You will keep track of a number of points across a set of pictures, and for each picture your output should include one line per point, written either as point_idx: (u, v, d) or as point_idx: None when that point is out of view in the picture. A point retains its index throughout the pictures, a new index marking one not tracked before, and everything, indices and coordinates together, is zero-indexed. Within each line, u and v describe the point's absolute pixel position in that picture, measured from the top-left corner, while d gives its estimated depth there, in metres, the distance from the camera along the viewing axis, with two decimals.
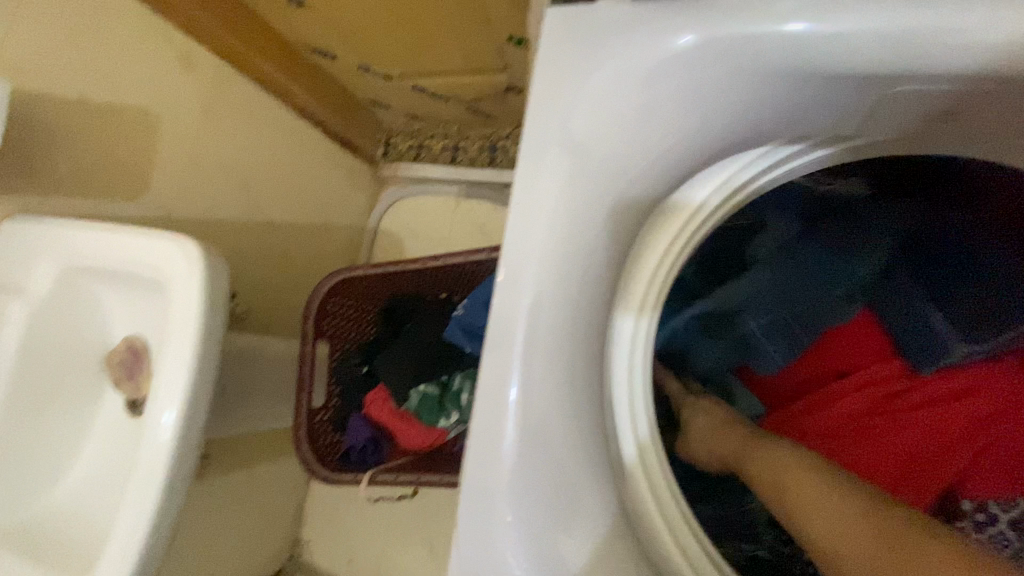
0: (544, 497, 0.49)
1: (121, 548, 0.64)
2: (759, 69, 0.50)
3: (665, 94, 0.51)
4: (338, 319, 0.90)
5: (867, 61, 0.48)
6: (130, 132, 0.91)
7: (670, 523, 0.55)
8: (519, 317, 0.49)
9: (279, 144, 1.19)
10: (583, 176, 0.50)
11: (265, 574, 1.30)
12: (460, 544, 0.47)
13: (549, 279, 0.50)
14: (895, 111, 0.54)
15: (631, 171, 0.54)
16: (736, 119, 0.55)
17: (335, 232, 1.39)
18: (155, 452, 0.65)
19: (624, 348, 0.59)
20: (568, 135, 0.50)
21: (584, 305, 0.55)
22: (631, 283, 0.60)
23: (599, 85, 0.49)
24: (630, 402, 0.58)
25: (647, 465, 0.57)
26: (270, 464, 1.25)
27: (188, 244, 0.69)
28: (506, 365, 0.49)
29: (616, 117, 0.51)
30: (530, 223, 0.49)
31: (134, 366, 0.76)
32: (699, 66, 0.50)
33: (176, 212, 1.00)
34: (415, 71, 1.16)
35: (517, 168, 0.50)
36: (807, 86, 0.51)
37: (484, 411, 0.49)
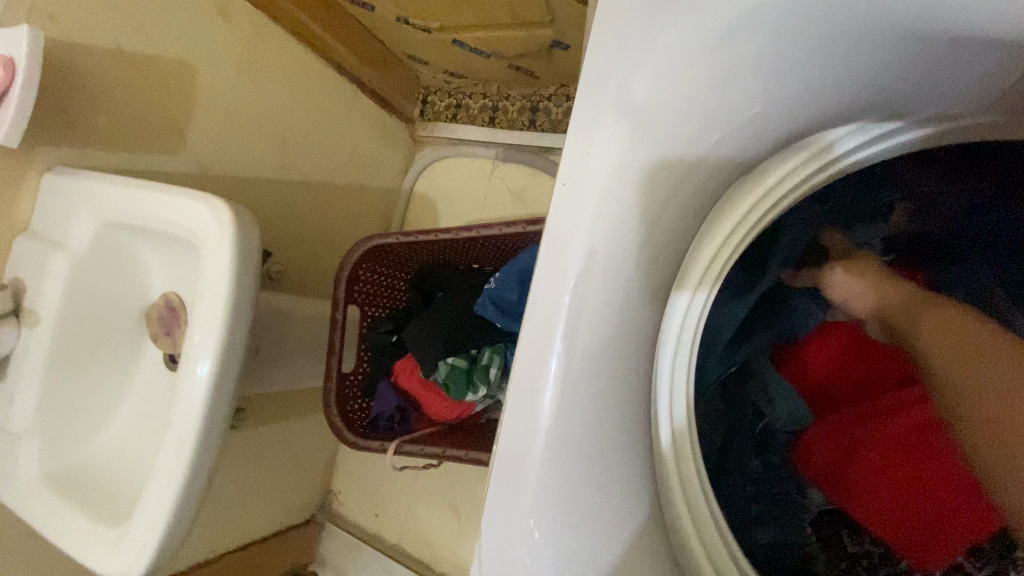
0: (575, 497, 0.46)
1: (157, 497, 0.66)
2: (861, 29, 0.43)
3: (742, 61, 0.45)
4: (370, 286, 0.89)
5: (999, 22, 0.41)
6: (166, 85, 0.89)
7: (698, 525, 0.51)
8: (560, 304, 0.45)
9: (315, 99, 1.16)
10: (641, 152, 0.45)
11: (297, 520, 1.36)
12: (483, 539, 0.45)
13: (600, 267, 0.46)
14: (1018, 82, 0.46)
15: (697, 146, 0.48)
16: (826, 89, 0.49)
17: (370, 193, 1.36)
18: (190, 407, 0.66)
19: (673, 336, 0.54)
20: (629, 107, 0.44)
21: (634, 292, 0.50)
22: (690, 267, 0.54)
23: (668, 49, 0.43)
24: (669, 394, 0.54)
25: (682, 466, 0.53)
26: (305, 419, 1.29)
27: (219, 205, 0.68)
28: (542, 358, 0.45)
29: (686, 88, 0.45)
30: (583, 204, 0.44)
31: (172, 322, 0.77)
32: (788, 26, 0.43)
33: (212, 168, 0.99)
34: (456, 25, 1.09)
35: (565, 143, 0.45)
36: (915, 50, 0.45)
37: (514, 404, 0.46)
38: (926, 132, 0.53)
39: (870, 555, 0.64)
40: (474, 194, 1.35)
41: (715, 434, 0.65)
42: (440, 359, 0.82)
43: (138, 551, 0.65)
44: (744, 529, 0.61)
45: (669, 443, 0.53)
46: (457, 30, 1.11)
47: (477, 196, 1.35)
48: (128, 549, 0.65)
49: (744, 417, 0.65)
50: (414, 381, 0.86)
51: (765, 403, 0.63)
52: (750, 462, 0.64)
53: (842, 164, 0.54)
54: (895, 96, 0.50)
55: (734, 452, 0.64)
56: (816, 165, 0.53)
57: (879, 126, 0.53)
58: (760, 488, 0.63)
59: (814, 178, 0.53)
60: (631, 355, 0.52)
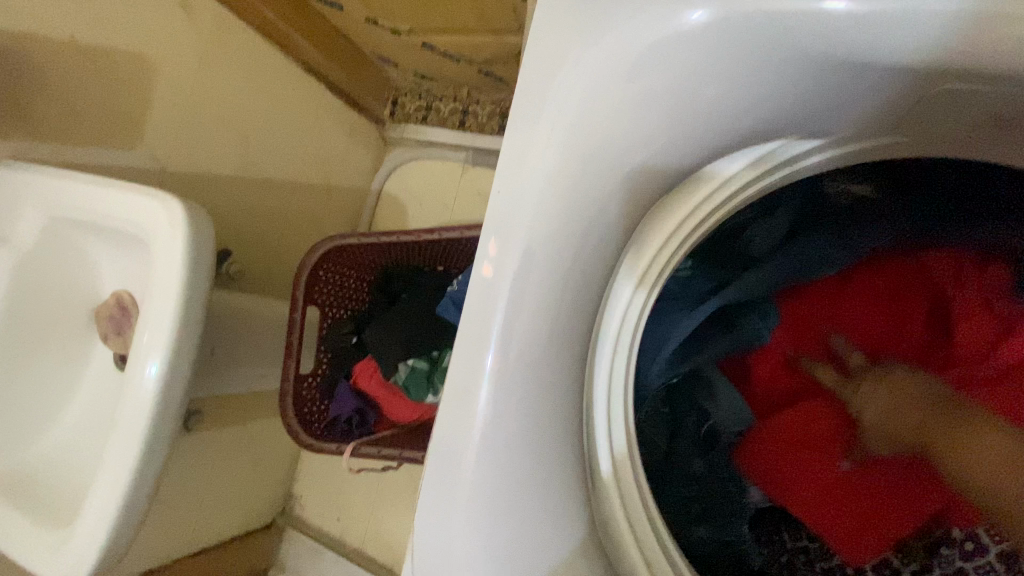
0: (517, 500, 0.47)
1: (101, 500, 0.64)
2: (782, 53, 0.43)
3: (670, 76, 0.44)
4: (331, 286, 0.89)
5: (895, 49, 0.40)
6: (122, 79, 0.87)
7: (637, 536, 0.53)
8: (493, 304, 0.46)
9: (281, 98, 1.15)
10: (575, 161, 0.46)
11: (257, 524, 1.34)
12: (424, 536, 0.47)
13: (540, 269, 0.47)
14: (938, 113, 0.45)
15: (631, 160, 0.48)
16: (752, 106, 0.47)
17: (337, 193, 1.35)
18: (138, 409, 0.65)
19: (609, 342, 0.57)
20: (564, 114, 0.45)
21: (571, 293, 0.51)
22: (636, 256, 0.55)
23: (599, 63, 0.44)
24: (609, 410, 0.56)
25: (622, 482, 0.55)
26: (267, 420, 1.27)
27: (173, 203, 0.67)
28: (482, 349, 0.46)
29: (617, 100, 0.45)
30: (518, 205, 0.46)
31: (122, 321, 0.75)
32: (703, 42, 0.42)
33: (171, 164, 0.97)
34: (426, 29, 1.10)
35: (503, 145, 0.47)
36: (833, 76, 0.44)
37: (451, 404, 0.47)
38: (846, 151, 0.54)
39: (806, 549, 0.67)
40: (444, 197, 1.36)
41: (661, 436, 0.65)
42: (399, 361, 0.82)
43: (79, 555, 0.63)
44: (687, 529, 0.63)
45: (609, 466, 0.55)
46: (427, 33, 1.11)
47: (446, 198, 1.36)
48: (69, 554, 0.64)
49: (688, 418, 0.66)
50: (373, 383, 0.85)
51: (708, 402, 0.65)
52: (695, 463, 0.65)
53: (794, 167, 0.55)
54: (817, 119, 0.49)
55: (681, 454, 0.65)
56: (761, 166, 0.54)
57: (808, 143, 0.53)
58: (706, 490, 0.64)
59: (758, 185, 0.55)
60: (570, 358, 0.54)
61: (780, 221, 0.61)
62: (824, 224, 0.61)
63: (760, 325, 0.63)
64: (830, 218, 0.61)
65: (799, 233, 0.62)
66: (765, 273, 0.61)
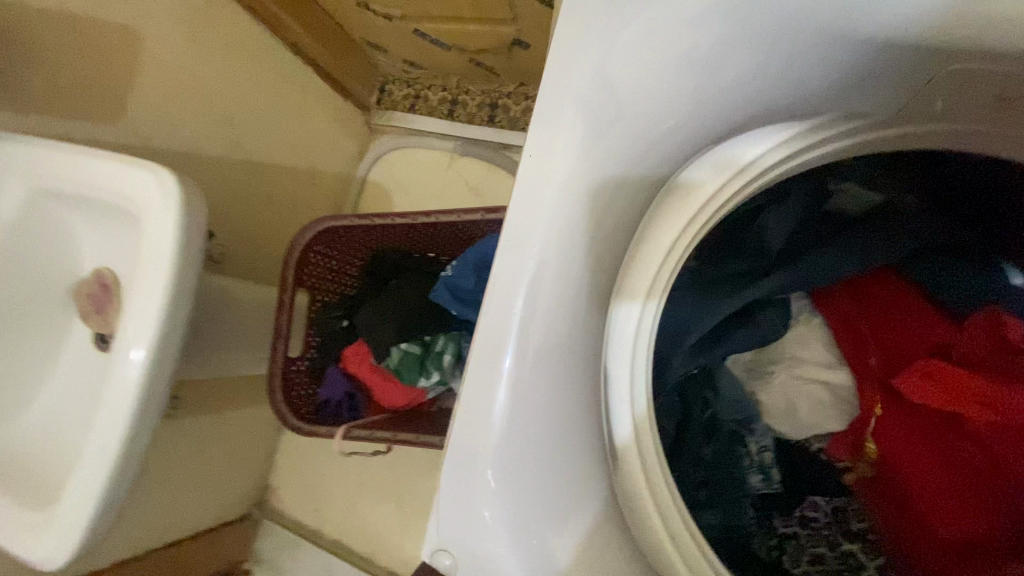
0: (531, 467, 0.49)
1: (85, 483, 0.62)
2: (802, 29, 0.46)
3: (702, 48, 0.47)
4: (320, 270, 0.88)
5: (902, 23, 0.44)
6: (106, 52, 0.84)
7: (661, 507, 0.51)
8: (520, 276, 0.47)
9: (268, 79, 1.13)
10: (602, 139, 0.48)
11: (231, 516, 1.31)
12: (441, 509, 0.46)
13: (563, 240, 0.48)
14: (937, 93, 0.49)
15: (657, 133, 0.51)
16: (762, 88, 0.51)
17: (321, 179, 1.33)
18: (123, 389, 0.63)
19: (628, 325, 0.54)
20: (602, 80, 0.46)
21: (588, 268, 0.52)
22: (642, 257, 0.53)
23: (636, 33, 0.46)
24: (631, 382, 0.53)
25: (644, 454, 0.52)
26: (245, 408, 1.24)
27: (164, 175, 0.65)
28: (506, 320, 0.47)
29: (651, 70, 0.47)
30: (549, 172, 0.47)
31: (103, 300, 0.72)
32: (728, 19, 0.46)
33: (155, 141, 0.94)
34: (420, 16, 1.09)
35: (530, 132, 0.47)
36: (838, 55, 0.48)
37: (476, 373, 0.47)
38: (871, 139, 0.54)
39: (798, 535, 0.66)
40: (431, 186, 1.35)
41: (670, 422, 0.66)
42: (393, 345, 0.82)
43: (63, 535, 0.62)
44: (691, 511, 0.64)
45: (629, 430, 0.53)
46: (420, 20, 1.11)
47: (433, 188, 1.35)
48: (53, 534, 0.62)
49: (694, 405, 0.67)
50: (364, 367, 0.85)
51: (711, 393, 0.67)
52: (703, 448, 0.66)
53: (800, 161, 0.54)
54: (832, 101, 0.52)
55: (688, 439, 0.66)
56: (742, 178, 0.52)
57: (815, 132, 0.53)
58: (711, 473, 0.65)
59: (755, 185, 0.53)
60: (581, 332, 0.53)
61: (789, 210, 0.62)
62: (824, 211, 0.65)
63: (772, 316, 0.64)
64: (829, 205, 0.64)
65: (804, 223, 0.64)
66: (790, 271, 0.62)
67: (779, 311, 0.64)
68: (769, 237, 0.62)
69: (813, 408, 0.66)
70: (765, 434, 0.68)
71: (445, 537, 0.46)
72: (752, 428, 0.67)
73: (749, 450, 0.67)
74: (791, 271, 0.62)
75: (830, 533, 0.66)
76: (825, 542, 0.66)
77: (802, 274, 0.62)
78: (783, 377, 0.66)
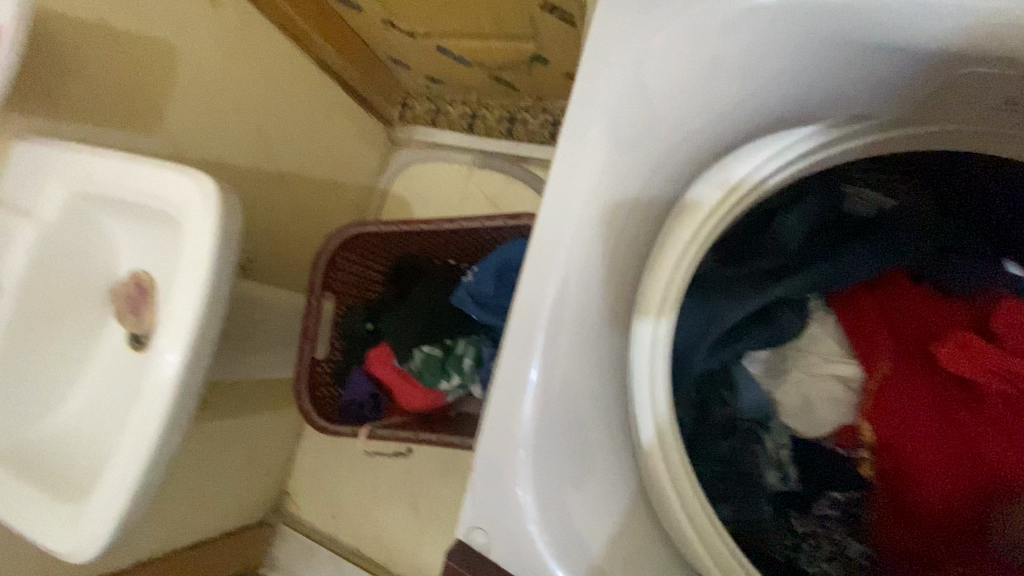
0: (566, 459, 0.50)
1: (119, 476, 0.65)
2: (830, 38, 0.47)
3: (730, 55, 0.49)
4: (347, 274, 0.90)
5: (931, 31, 0.45)
6: (148, 66, 0.89)
7: (683, 500, 0.53)
8: (547, 273, 0.49)
9: (296, 93, 1.17)
10: (626, 142, 0.50)
11: (249, 520, 1.32)
12: (476, 489, 0.48)
13: (593, 237, 0.50)
14: (962, 95, 0.50)
15: (684, 136, 0.53)
16: (776, 88, 0.52)
17: (344, 190, 1.37)
18: (158, 386, 0.65)
19: (647, 330, 0.55)
20: (634, 86, 0.49)
21: (613, 272, 0.53)
22: (661, 256, 0.56)
23: (665, 43, 0.48)
24: (651, 385, 0.55)
25: (665, 451, 0.54)
26: (266, 413, 1.26)
27: (201, 181, 0.68)
28: (535, 313, 0.49)
29: (681, 76, 0.49)
30: (579, 173, 0.50)
31: (140, 301, 0.75)
32: (758, 26, 0.47)
33: (187, 152, 0.99)
34: (442, 33, 1.13)
35: (558, 140, 0.50)
36: (867, 62, 0.48)
37: (506, 367, 0.49)
38: (880, 139, 0.56)
39: (815, 535, 0.65)
40: (450, 198, 1.39)
41: (687, 417, 0.66)
42: (416, 346, 0.84)
43: (97, 526, 0.64)
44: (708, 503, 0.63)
45: (653, 436, 0.54)
46: (442, 37, 1.15)
47: (453, 199, 1.38)
48: (87, 525, 0.65)
49: (713, 403, 0.66)
50: (387, 369, 0.86)
51: (728, 391, 0.66)
52: (721, 444, 0.65)
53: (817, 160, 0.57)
54: (854, 104, 0.53)
55: (705, 435, 0.66)
56: (737, 198, 0.55)
57: (830, 130, 0.56)
58: (728, 469, 0.64)
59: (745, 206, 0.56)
60: (611, 330, 0.55)
61: (808, 212, 0.63)
62: (847, 216, 0.65)
63: (791, 316, 0.64)
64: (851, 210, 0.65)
65: (827, 226, 0.65)
66: (813, 271, 0.62)
67: (797, 308, 0.65)
68: (789, 239, 0.63)
69: (829, 407, 0.65)
70: (782, 432, 0.67)
71: (477, 512, 0.48)
72: (769, 426, 0.67)
73: (766, 447, 0.66)
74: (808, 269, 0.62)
75: (842, 533, 0.65)
76: (841, 543, 0.64)
77: (820, 274, 0.62)
78: (799, 377, 0.66)
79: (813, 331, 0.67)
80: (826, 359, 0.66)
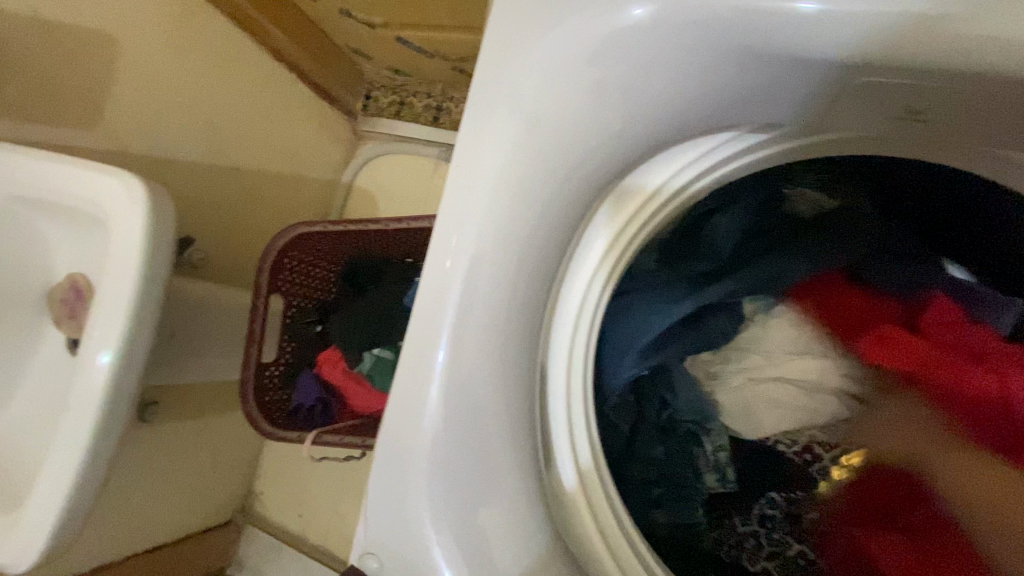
0: (465, 499, 0.47)
1: (50, 488, 0.63)
2: (716, 49, 0.43)
3: (621, 68, 0.45)
4: (296, 273, 0.88)
5: (821, 42, 0.40)
6: (85, 56, 0.85)
7: (605, 534, 0.54)
8: (446, 295, 0.47)
9: (250, 85, 1.13)
10: (529, 158, 0.47)
11: (214, 521, 1.31)
12: (370, 511, 0.47)
13: (495, 257, 0.47)
14: (864, 110, 0.46)
15: (591, 150, 0.49)
16: (693, 101, 0.48)
17: (306, 184, 1.34)
18: (89, 391, 0.63)
19: (563, 355, 0.56)
20: (521, 102, 0.46)
21: (521, 297, 0.51)
22: (573, 274, 0.56)
23: (552, 54, 0.45)
24: (570, 427, 0.56)
25: (587, 487, 0.55)
26: (228, 413, 1.24)
27: (131, 181, 0.65)
28: (433, 337, 0.47)
29: (575, 87, 0.45)
30: (473, 189, 0.47)
31: (75, 305, 0.73)
32: (643, 36, 0.43)
33: (133, 147, 0.95)
34: (401, 23, 1.10)
35: (456, 140, 0.47)
36: (762, 74, 0.44)
37: (402, 388, 0.47)
38: (801, 142, 0.53)
39: (756, 534, 0.69)
40: (415, 192, 1.36)
41: (625, 422, 0.66)
42: (365, 350, 0.83)
43: (30, 537, 0.62)
44: (642, 508, 0.65)
45: (573, 476, 0.55)
46: (401, 28, 1.12)
47: (418, 194, 1.36)
48: (19, 537, 0.62)
49: (650, 406, 0.67)
50: (338, 373, 0.85)
51: (668, 393, 0.67)
52: (657, 448, 0.66)
53: (731, 166, 0.55)
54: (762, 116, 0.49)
55: (641, 439, 0.66)
56: (656, 201, 0.54)
57: (747, 139, 0.53)
58: (662, 472, 0.66)
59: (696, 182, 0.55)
60: (525, 354, 0.53)
61: (736, 217, 0.63)
62: (774, 221, 0.65)
63: (725, 322, 0.65)
64: (777, 215, 0.65)
65: (755, 232, 0.65)
66: (741, 277, 0.62)
67: (734, 313, 0.65)
68: (716, 244, 0.63)
69: (764, 413, 0.65)
70: (721, 434, 0.68)
71: (372, 537, 0.47)
72: (708, 428, 0.68)
73: (703, 450, 0.68)
74: (737, 274, 0.62)
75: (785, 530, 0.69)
76: (781, 540, 0.68)
77: (747, 276, 0.62)
78: (736, 384, 0.66)
79: (751, 336, 0.66)
80: (765, 365, 0.65)
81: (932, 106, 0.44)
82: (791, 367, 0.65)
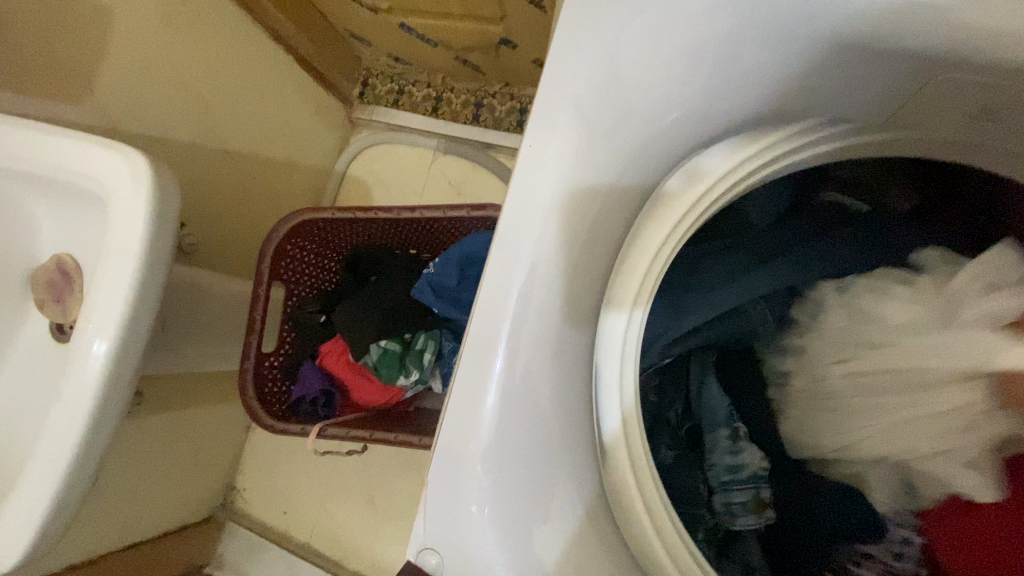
0: (525, 485, 0.48)
1: (38, 483, 0.59)
2: (791, 44, 0.47)
3: (700, 54, 0.48)
4: (298, 263, 0.86)
5: (895, 35, 0.45)
6: (76, 25, 0.80)
7: (650, 507, 0.51)
8: (510, 287, 0.48)
9: (245, 65, 1.09)
10: (595, 148, 0.49)
11: (194, 518, 1.26)
12: (427, 511, 0.46)
13: (557, 248, 0.49)
14: (936, 101, 0.49)
15: (656, 139, 0.52)
16: (759, 94, 0.52)
17: (298, 171, 1.30)
18: (82, 381, 0.59)
19: (618, 328, 0.53)
20: (594, 94, 0.48)
21: (578, 282, 0.52)
22: (618, 289, 0.54)
23: (634, 39, 0.47)
24: (618, 388, 0.53)
25: (630, 448, 0.52)
26: (211, 406, 1.19)
27: (137, 158, 0.62)
28: (496, 332, 0.47)
29: (654, 70, 0.48)
30: (542, 182, 0.48)
31: (63, 286, 0.68)
32: (735, 24, 0.46)
33: (122, 123, 0.90)
34: (406, 9, 1.08)
35: (524, 138, 0.49)
36: (833, 68, 0.48)
37: (463, 377, 0.47)
38: (862, 140, 0.55)
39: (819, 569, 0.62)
40: (411, 183, 1.34)
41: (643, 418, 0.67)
42: (373, 342, 0.80)
43: (12, 537, 0.58)
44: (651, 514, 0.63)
45: (617, 424, 0.52)
46: (407, 14, 1.09)
47: (415, 186, 1.33)
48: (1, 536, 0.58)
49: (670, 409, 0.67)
50: (341, 363, 0.84)
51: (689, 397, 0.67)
52: (664, 453, 0.65)
53: (784, 162, 0.55)
54: (815, 107, 0.53)
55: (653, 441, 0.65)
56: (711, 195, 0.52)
57: (801, 136, 0.54)
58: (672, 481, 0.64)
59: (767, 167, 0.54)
60: (574, 342, 0.53)
61: (767, 202, 0.64)
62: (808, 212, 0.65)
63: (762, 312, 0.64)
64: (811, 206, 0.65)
65: (786, 220, 0.65)
66: (790, 271, 0.60)
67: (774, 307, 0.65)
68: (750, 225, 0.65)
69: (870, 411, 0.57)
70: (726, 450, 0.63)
71: (430, 533, 0.46)
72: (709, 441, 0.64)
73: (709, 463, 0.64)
74: (784, 266, 0.61)
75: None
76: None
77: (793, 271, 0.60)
78: (839, 373, 0.59)
79: (843, 318, 0.60)
80: (880, 354, 0.56)
81: (1007, 105, 0.47)
82: (922, 355, 0.54)
